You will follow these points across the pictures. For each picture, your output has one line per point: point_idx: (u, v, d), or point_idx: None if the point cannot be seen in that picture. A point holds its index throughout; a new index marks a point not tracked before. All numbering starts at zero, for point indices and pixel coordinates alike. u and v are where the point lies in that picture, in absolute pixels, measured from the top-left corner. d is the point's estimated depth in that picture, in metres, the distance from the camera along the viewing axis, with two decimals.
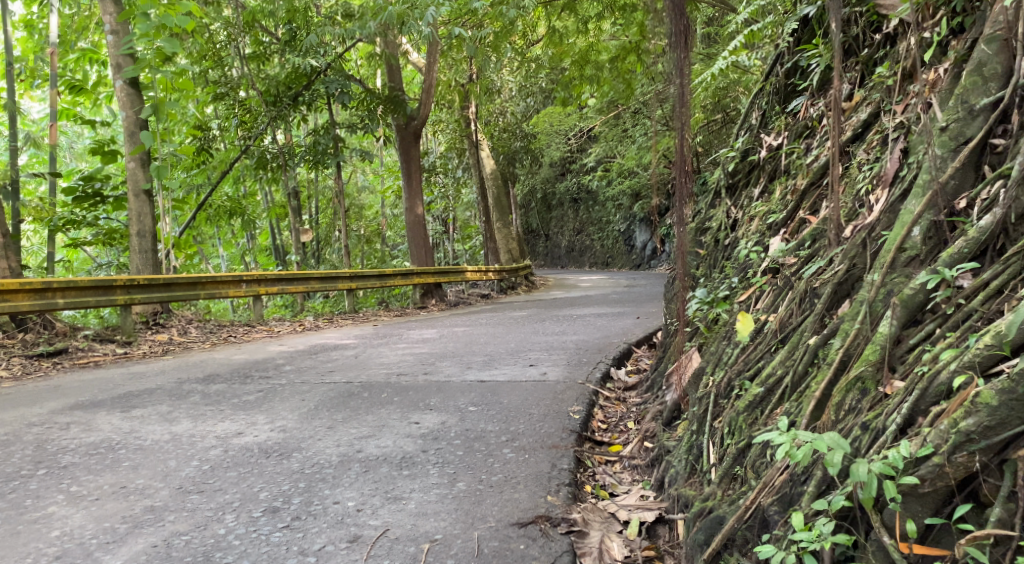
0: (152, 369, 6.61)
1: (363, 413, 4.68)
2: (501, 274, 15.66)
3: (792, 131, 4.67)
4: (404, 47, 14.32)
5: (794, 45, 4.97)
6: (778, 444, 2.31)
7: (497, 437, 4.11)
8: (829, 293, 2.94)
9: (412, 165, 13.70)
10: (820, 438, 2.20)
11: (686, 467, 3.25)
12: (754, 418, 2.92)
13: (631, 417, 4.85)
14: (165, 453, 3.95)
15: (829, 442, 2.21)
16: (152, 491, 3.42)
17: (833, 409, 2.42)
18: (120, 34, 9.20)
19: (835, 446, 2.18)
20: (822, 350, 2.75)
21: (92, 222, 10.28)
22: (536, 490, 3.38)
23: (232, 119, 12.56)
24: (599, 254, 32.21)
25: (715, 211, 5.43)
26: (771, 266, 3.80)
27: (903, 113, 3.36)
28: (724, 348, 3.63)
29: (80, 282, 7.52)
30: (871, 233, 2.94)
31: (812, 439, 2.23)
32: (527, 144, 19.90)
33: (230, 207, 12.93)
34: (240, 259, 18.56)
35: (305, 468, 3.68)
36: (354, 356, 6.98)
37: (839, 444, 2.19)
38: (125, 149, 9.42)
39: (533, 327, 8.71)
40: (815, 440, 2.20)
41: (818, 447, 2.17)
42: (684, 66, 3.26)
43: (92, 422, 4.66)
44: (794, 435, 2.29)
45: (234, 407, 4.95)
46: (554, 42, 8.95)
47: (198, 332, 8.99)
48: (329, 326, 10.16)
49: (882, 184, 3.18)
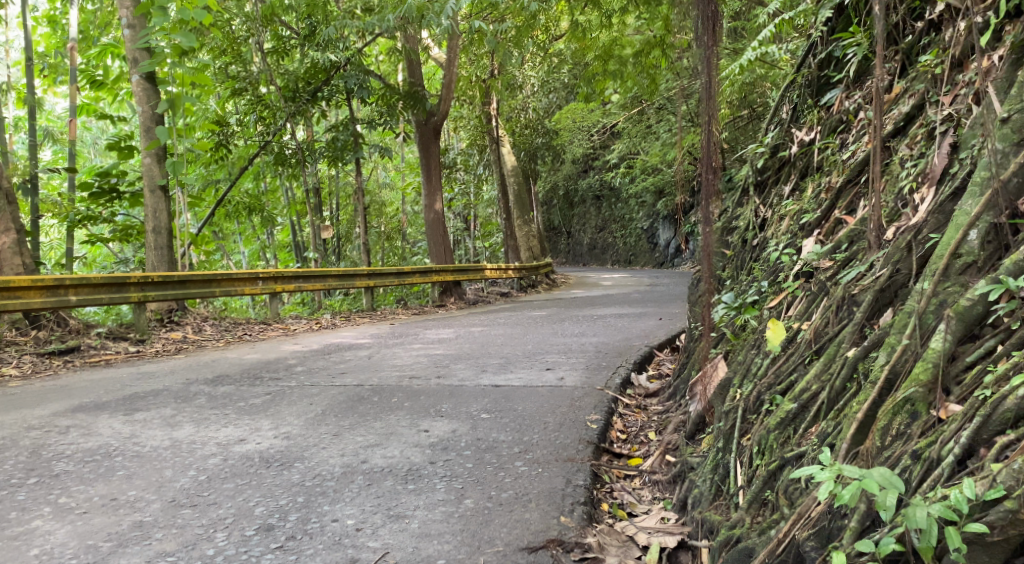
0: (161, 369, 6.42)
1: (371, 419, 4.48)
2: (522, 272, 15.42)
3: (826, 126, 4.46)
4: (425, 41, 14.09)
5: (828, 35, 4.71)
6: (819, 479, 2.06)
7: (510, 448, 3.89)
8: (870, 301, 2.74)
9: (432, 162, 13.51)
10: (869, 476, 1.96)
11: (711, 489, 3.00)
12: (786, 437, 2.71)
13: (653, 425, 4.62)
14: (162, 461, 3.75)
15: (879, 479, 1.96)
16: (143, 503, 3.23)
17: (877, 433, 2.17)
18: (136, 28, 9.04)
19: (887, 485, 1.93)
20: (862, 363, 2.55)
21: (108, 217, 10.11)
22: (549, 510, 3.16)
23: (252, 115, 12.36)
24: (622, 252, 31.80)
25: (742, 209, 5.17)
26: (804, 270, 3.56)
27: (951, 105, 3.15)
28: (753, 357, 3.39)
29: (92, 279, 7.36)
30: (917, 236, 2.71)
31: (858, 475, 1.98)
32: (550, 140, 19.59)
33: (248, 203, 12.91)
34: (259, 256, 18.43)
35: (305, 480, 3.48)
36: (368, 357, 6.77)
37: (890, 482, 1.94)
38: (141, 145, 9.27)
39: (552, 328, 8.46)
40: (864, 478, 1.95)
41: (867, 488, 1.93)
42: (711, 59, 3.02)
43: (93, 426, 4.46)
44: (837, 470, 2.03)
45: (239, 411, 4.76)
46: (577, 36, 8.68)
47: (213, 330, 8.84)
48: (346, 324, 9.98)
49: (928, 182, 2.96)
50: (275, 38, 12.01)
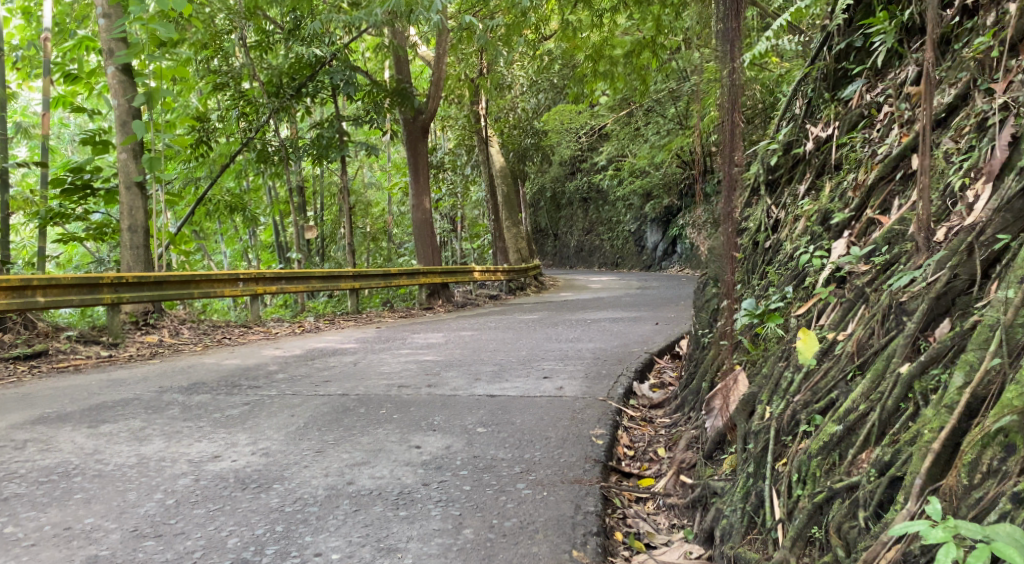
0: (134, 377, 6.00)
1: (357, 433, 4.12)
2: (510, 274, 15.03)
3: (845, 121, 4.16)
4: (411, 38, 13.70)
5: (848, 25, 4.40)
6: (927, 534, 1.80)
7: (510, 468, 3.56)
8: (925, 309, 2.48)
9: (420, 161, 13.07)
10: (1000, 537, 1.71)
11: (741, 520, 2.68)
12: (831, 464, 2.42)
13: (661, 440, 4.29)
14: (125, 482, 3.36)
15: (1007, 539, 1.72)
16: (100, 534, 2.88)
17: (964, 468, 1.93)
18: (113, 17, 8.42)
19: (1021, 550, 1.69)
20: (919, 382, 2.30)
21: (82, 216, 9.63)
22: (560, 543, 2.86)
23: (234, 111, 11.81)
24: (609, 255, 31.34)
25: (752, 210, 4.82)
26: (836, 275, 3.26)
27: (1006, 93, 2.87)
28: (782, 370, 3.07)
29: (63, 280, 6.93)
30: (980, 236, 2.47)
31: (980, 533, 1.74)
32: (538, 141, 19.18)
33: (230, 202, 12.47)
34: (242, 256, 17.95)
35: (285, 505, 3.12)
36: (353, 364, 6.39)
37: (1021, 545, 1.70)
38: (116, 139, 8.73)
39: (546, 332, 8.12)
40: (995, 541, 1.71)
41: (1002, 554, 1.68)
42: (735, 44, 2.97)
43: (52, 441, 4.05)
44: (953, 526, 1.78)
45: (214, 423, 4.38)
46: (568, 35, 8.33)
47: (191, 334, 8.43)
48: (330, 328, 9.57)
49: (984, 177, 2.71)
50: (258, 32, 11.53)
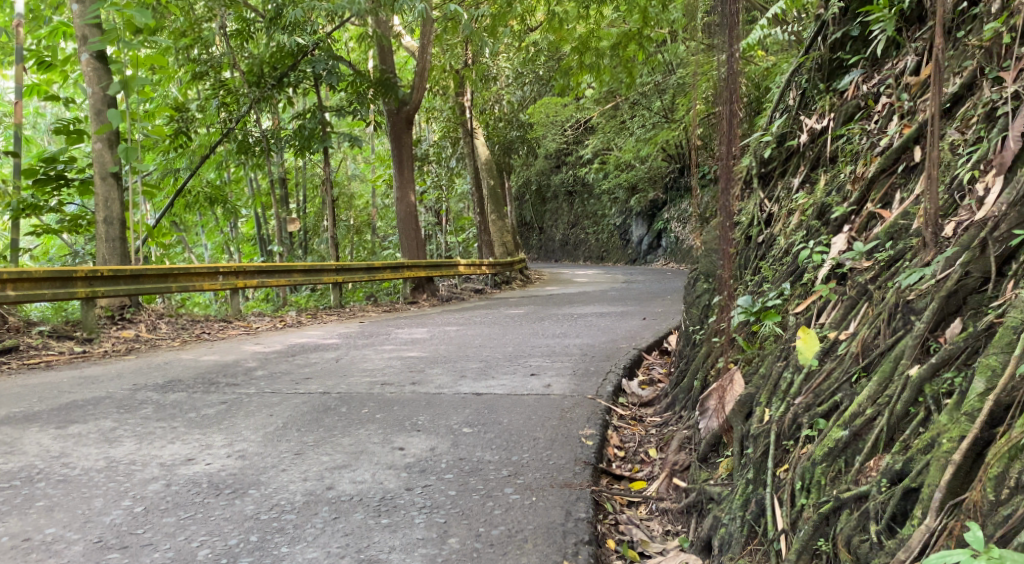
0: (107, 373, 5.81)
1: (339, 435, 3.97)
2: (495, 268, 14.85)
3: (840, 112, 4.02)
4: (395, 28, 13.45)
5: (844, 14, 4.25)
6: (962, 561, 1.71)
7: (497, 471, 3.41)
8: (934, 308, 2.35)
9: (404, 153, 12.83)
10: None
11: (740, 529, 2.55)
12: (837, 472, 2.30)
13: (652, 440, 4.15)
14: (91, 488, 3.20)
15: None
16: (61, 546, 2.72)
17: (990, 483, 1.82)
18: (86, 3, 8.13)
19: None
20: (929, 386, 2.18)
21: (56, 208, 9.38)
22: (551, 553, 2.73)
23: (214, 100, 11.52)
24: (594, 248, 31.21)
25: (744, 204, 4.67)
26: (838, 271, 3.12)
27: (1017, 82, 2.76)
28: (781, 370, 2.93)
29: (34, 273, 6.71)
30: (994, 232, 2.36)
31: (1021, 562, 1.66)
32: (524, 134, 18.97)
33: (210, 194, 12.23)
34: (223, 248, 17.67)
35: (260, 513, 2.97)
36: (335, 360, 6.22)
37: None
38: (91, 129, 8.48)
39: (533, 327, 7.96)
40: None
41: None
42: (733, 27, 2.66)
43: (17, 443, 3.86)
44: (991, 551, 1.70)
45: (188, 424, 4.21)
46: (554, 27, 8.12)
47: (169, 328, 8.20)
48: (312, 323, 9.36)
49: (995, 169, 2.59)
50: (239, 20, 11.14)
